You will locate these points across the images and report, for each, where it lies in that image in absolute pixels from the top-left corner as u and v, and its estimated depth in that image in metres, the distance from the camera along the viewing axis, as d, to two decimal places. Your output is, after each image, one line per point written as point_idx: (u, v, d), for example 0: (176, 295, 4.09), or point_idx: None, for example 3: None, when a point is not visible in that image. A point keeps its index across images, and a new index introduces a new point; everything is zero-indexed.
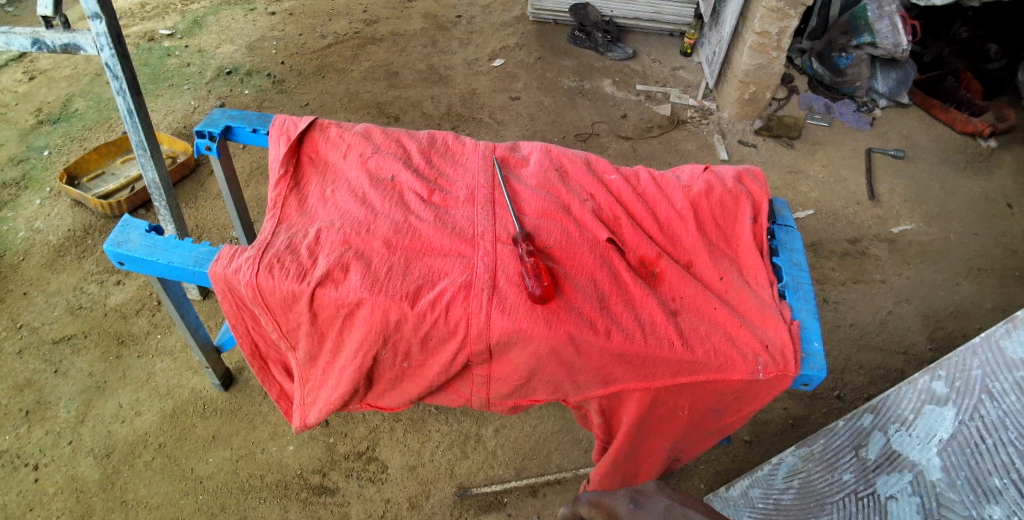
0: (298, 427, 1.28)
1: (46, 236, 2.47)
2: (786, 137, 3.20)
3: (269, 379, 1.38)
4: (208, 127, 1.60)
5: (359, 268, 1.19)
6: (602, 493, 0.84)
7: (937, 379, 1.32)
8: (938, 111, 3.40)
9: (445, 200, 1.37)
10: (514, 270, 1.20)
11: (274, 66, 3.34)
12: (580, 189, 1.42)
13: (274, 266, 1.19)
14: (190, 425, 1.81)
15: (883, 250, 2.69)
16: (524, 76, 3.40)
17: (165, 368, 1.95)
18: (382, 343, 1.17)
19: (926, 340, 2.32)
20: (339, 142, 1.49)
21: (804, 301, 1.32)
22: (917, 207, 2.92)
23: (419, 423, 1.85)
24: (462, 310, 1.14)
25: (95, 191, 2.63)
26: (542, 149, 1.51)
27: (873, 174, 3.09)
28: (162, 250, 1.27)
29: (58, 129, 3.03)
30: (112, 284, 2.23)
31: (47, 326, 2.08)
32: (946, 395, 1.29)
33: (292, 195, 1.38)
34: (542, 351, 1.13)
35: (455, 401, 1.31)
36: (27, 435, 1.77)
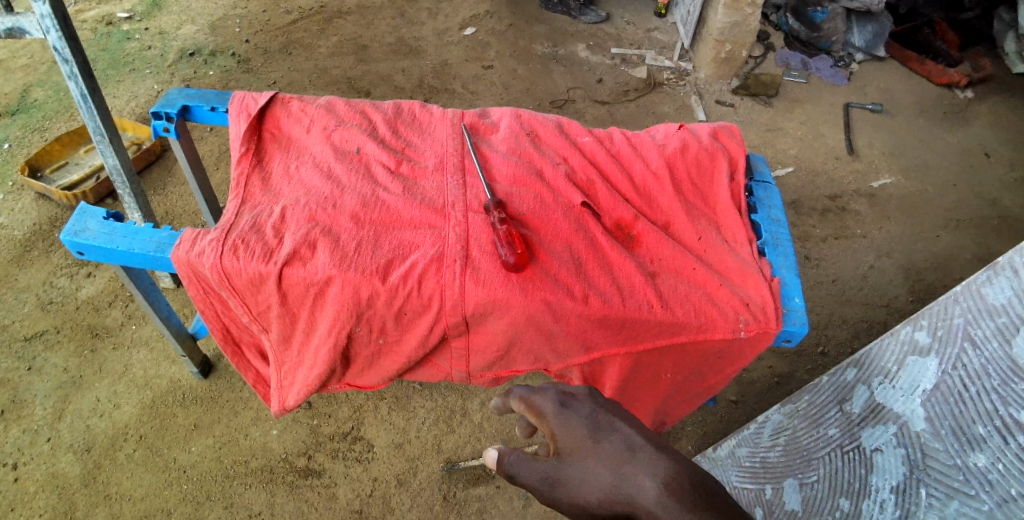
0: (276, 411, 1.25)
1: (11, 231, 2.39)
2: (764, 96, 3.17)
3: (244, 364, 1.35)
4: (164, 108, 1.52)
5: (326, 245, 1.15)
6: (534, 388, 0.72)
7: (919, 329, 1.31)
8: (915, 64, 3.40)
9: (414, 171, 1.32)
10: (488, 239, 1.16)
11: (238, 44, 3.22)
12: (553, 154, 1.38)
13: (238, 247, 1.15)
14: (171, 415, 1.77)
15: (863, 205, 2.69)
16: (497, 44, 3.32)
17: (142, 359, 1.90)
18: (356, 320, 1.14)
19: (906, 292, 2.34)
20: (302, 116, 1.43)
21: (783, 257, 1.31)
22: (895, 161, 2.92)
23: (404, 400, 1.83)
24: (435, 282, 1.12)
25: (58, 183, 2.54)
26: (512, 114, 1.47)
27: (851, 129, 3.07)
28: (122, 237, 1.22)
29: (16, 120, 2.91)
30: (82, 277, 2.17)
31: (16, 323, 2.02)
32: (929, 345, 1.28)
33: (255, 174, 1.33)
34: (520, 321, 1.11)
35: (435, 376, 1.29)
36: (3, 435, 1.73)
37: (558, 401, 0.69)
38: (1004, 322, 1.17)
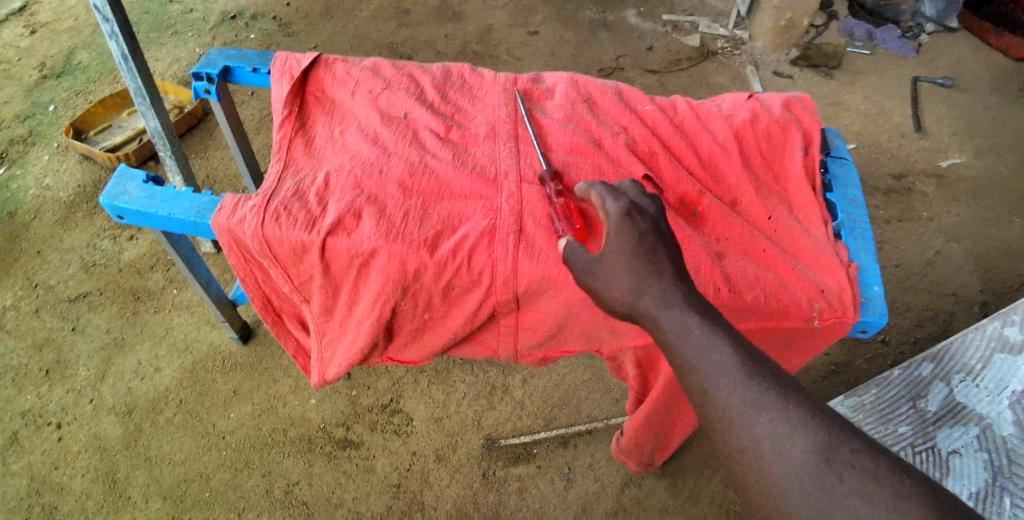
0: (318, 383, 1.22)
1: (57, 192, 2.41)
2: (825, 67, 2.97)
3: (285, 333, 1.31)
4: (204, 68, 1.48)
5: (372, 214, 1.09)
6: (609, 196, 0.93)
7: (1009, 326, 1.27)
8: (990, 35, 3.14)
9: (463, 138, 1.25)
10: (543, 212, 1.09)
11: (279, 7, 3.17)
12: (611, 123, 1.29)
13: (281, 214, 1.09)
14: (210, 380, 1.77)
15: (930, 186, 2.51)
16: (542, 9, 3.18)
17: (183, 323, 1.91)
18: (401, 294, 1.08)
19: (976, 281, 2.18)
20: (347, 78, 1.36)
21: (862, 241, 1.19)
22: (968, 139, 2.71)
23: (443, 374, 1.79)
24: (486, 257, 1.05)
25: (102, 145, 2.55)
26: (568, 79, 1.37)
27: (919, 104, 2.86)
28: (161, 201, 1.18)
29: (63, 82, 2.93)
30: (125, 239, 2.17)
31: (62, 284, 2.05)
32: (1019, 344, 1.25)
33: (299, 138, 1.28)
34: (574, 299, 1.06)
35: (481, 353, 1.23)
36: (49, 394, 1.76)
37: (622, 208, 0.90)
38: None
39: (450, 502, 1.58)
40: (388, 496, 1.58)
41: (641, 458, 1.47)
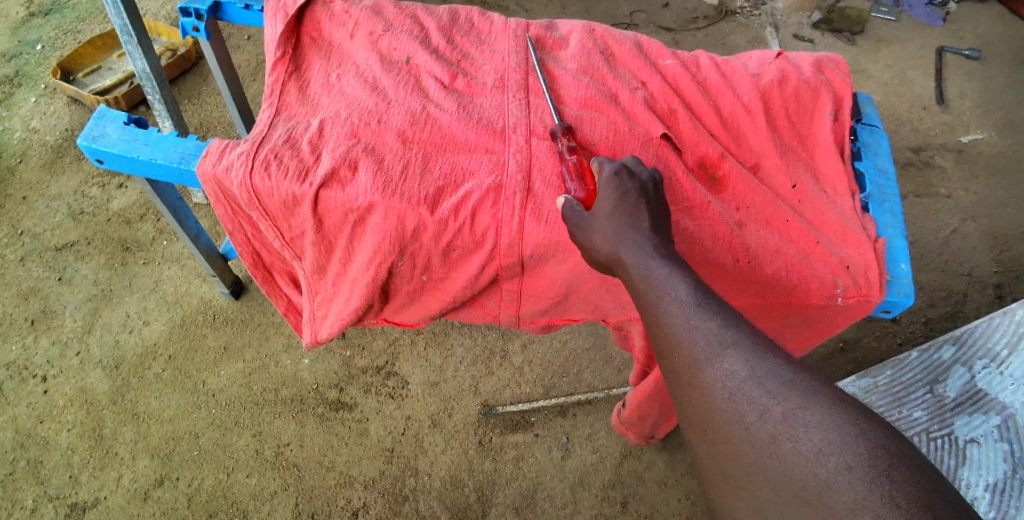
0: (309, 343, 1.16)
1: (43, 136, 2.31)
2: (848, 32, 2.84)
3: (275, 290, 1.25)
4: (193, 3, 1.38)
5: (369, 166, 1.01)
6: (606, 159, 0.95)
7: None
8: (1020, 6, 3.00)
9: (470, 88, 1.16)
10: (553, 171, 1.01)
11: None
12: (629, 77, 1.20)
13: (271, 163, 1.02)
14: (200, 336, 1.72)
15: (949, 161, 2.42)
16: None
17: (173, 276, 1.85)
18: (398, 253, 1.01)
19: (991, 262, 2.11)
20: (346, 19, 1.26)
21: (891, 216, 1.12)
22: (992, 113, 2.61)
23: (441, 337, 1.75)
24: (490, 217, 0.98)
25: (90, 88, 2.43)
26: (584, 28, 1.27)
27: (944, 74, 2.74)
28: (143, 145, 1.09)
29: (50, 20, 2.78)
30: (114, 188, 2.09)
31: (48, 232, 1.98)
32: None
33: (292, 82, 1.18)
34: (583, 265, 1.00)
35: (481, 318, 1.17)
36: (34, 345, 1.71)
37: (613, 169, 0.92)
38: None
39: (445, 468, 1.55)
40: (381, 461, 1.55)
41: (642, 431, 1.44)
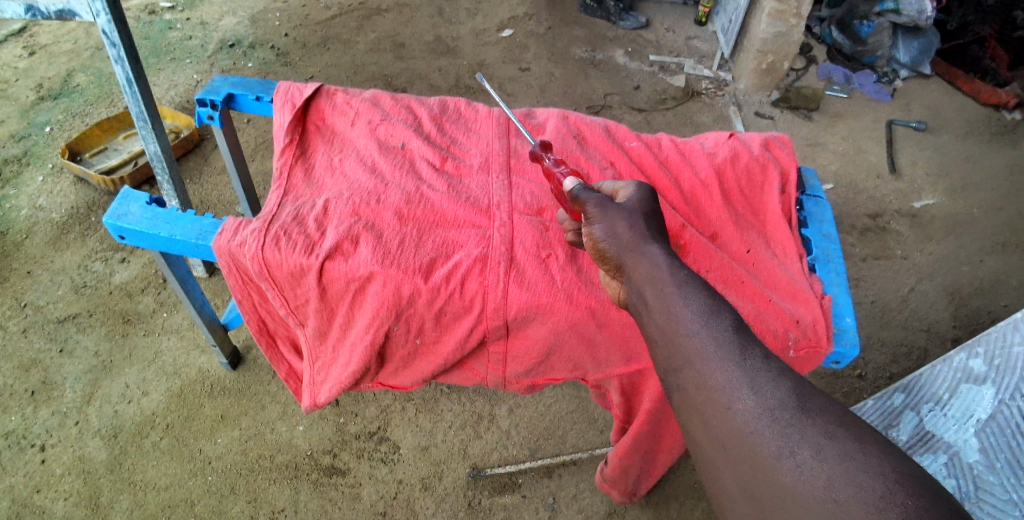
0: (307, 407, 1.24)
1: (50, 214, 2.42)
2: (805, 109, 3.10)
3: (277, 357, 1.33)
4: (209, 95, 1.52)
5: (369, 240, 1.13)
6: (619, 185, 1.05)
7: (974, 356, 1.28)
8: (961, 82, 3.33)
9: (458, 169, 1.31)
10: (533, 242, 1.14)
11: (278, 38, 3.28)
12: (600, 157, 1.36)
13: (281, 238, 1.13)
14: (197, 405, 1.77)
15: (904, 226, 2.60)
16: (534, 47, 3.31)
17: (171, 347, 1.91)
18: (394, 319, 1.11)
19: (949, 318, 2.25)
20: (346, 109, 1.42)
21: (835, 275, 1.25)
22: (940, 180, 2.83)
23: (431, 403, 1.81)
24: (477, 284, 1.09)
25: (97, 167, 2.57)
26: (559, 115, 1.44)
27: (894, 145, 2.99)
28: (163, 223, 1.21)
29: (60, 104, 2.97)
30: (117, 262, 2.19)
31: (51, 305, 2.05)
32: (985, 373, 1.25)
33: (299, 165, 1.32)
34: (562, 327, 1.09)
35: (470, 380, 1.26)
36: (34, 416, 1.75)
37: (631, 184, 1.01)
38: None
39: None
40: None
41: (625, 487, 1.49)
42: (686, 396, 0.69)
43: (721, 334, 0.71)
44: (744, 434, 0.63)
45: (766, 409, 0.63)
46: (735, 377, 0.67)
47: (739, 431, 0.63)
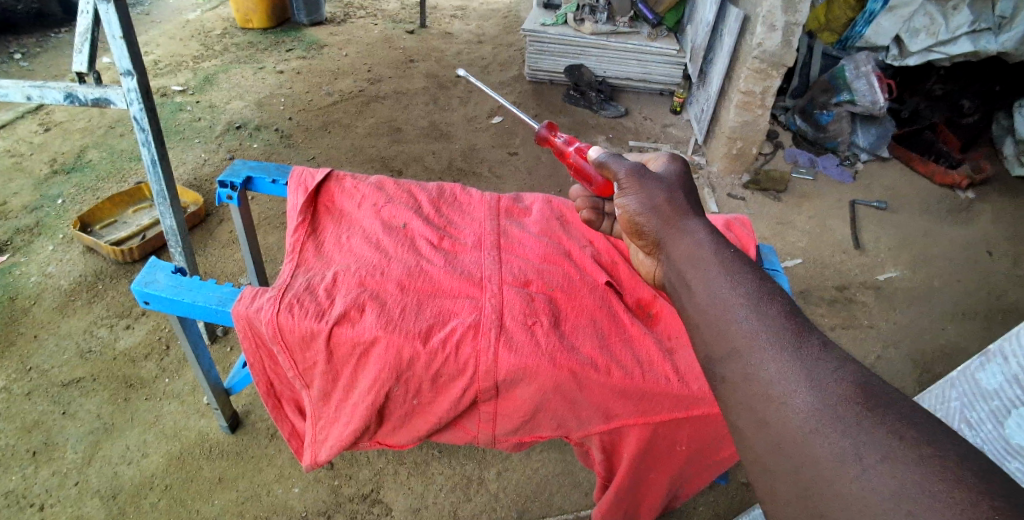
0: (308, 464, 1.32)
1: (58, 280, 2.51)
2: (773, 191, 3.35)
3: (282, 417, 1.43)
4: (230, 177, 1.69)
5: (374, 308, 1.27)
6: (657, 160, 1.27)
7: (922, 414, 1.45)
8: (918, 164, 3.62)
9: (454, 246, 1.47)
10: (520, 311, 1.28)
11: (282, 121, 3.56)
12: (580, 236, 1.54)
13: (294, 306, 1.26)
14: (196, 467, 1.83)
15: (870, 297, 2.78)
16: (521, 132, 3.62)
17: (173, 410, 1.99)
18: (395, 380, 1.23)
19: (915, 383, 2.38)
20: (354, 192, 1.59)
21: None
22: (902, 254, 3.04)
23: (422, 466, 1.88)
24: (471, 348, 1.22)
25: (106, 239, 2.69)
26: (543, 200, 1.63)
27: (857, 223, 3.22)
28: (187, 290, 1.34)
29: (72, 178, 3.12)
30: (122, 328, 2.29)
31: (56, 368, 2.12)
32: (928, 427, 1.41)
33: (310, 241, 1.47)
34: (547, 387, 1.21)
35: (462, 439, 1.36)
36: (33, 475, 1.80)
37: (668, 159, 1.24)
38: (996, 405, 1.31)
39: None
40: None
41: None
42: (736, 390, 0.78)
43: (781, 337, 0.77)
44: (791, 437, 0.71)
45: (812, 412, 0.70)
46: (796, 383, 0.73)
47: (796, 427, 0.71)
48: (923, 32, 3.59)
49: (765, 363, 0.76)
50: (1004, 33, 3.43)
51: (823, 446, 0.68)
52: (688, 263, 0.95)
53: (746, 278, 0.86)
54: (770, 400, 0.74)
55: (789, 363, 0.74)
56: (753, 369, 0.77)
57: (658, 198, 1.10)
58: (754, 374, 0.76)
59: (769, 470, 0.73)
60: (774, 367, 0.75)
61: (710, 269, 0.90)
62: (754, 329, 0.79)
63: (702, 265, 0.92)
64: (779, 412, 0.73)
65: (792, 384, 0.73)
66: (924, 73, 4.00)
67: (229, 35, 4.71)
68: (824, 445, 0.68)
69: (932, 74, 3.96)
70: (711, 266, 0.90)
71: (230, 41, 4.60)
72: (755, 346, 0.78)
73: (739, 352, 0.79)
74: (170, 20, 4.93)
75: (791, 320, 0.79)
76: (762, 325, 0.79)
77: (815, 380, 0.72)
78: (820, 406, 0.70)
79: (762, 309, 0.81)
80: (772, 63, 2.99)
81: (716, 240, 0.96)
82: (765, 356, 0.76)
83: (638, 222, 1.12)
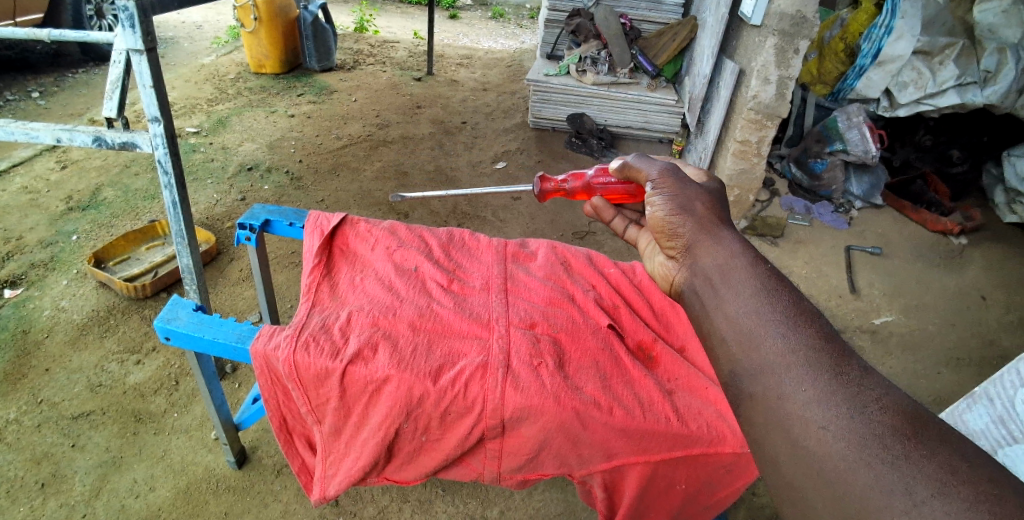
0: (316, 499, 1.35)
1: (71, 314, 2.54)
2: (770, 236, 3.44)
3: (292, 452, 1.47)
4: (249, 220, 1.78)
5: (386, 348, 1.32)
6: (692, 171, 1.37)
7: None
8: (910, 212, 3.73)
9: (463, 289, 1.54)
10: (526, 352, 1.34)
11: (292, 163, 3.69)
12: (583, 281, 1.62)
13: (310, 344, 1.32)
14: (203, 502, 1.86)
15: (866, 341, 2.83)
16: (524, 178, 3.74)
17: (181, 445, 2.03)
18: (405, 417, 1.27)
19: None
20: (368, 236, 1.67)
21: None
22: (898, 300, 3.10)
23: (426, 504, 1.90)
24: (479, 388, 1.28)
25: (119, 275, 2.74)
26: (548, 245, 1.72)
27: (853, 269, 3.29)
28: (207, 327, 1.41)
29: (87, 215, 3.19)
30: (132, 363, 2.34)
31: (66, 401, 2.16)
32: None
33: (325, 281, 1.54)
34: (551, 425, 1.26)
35: (467, 476, 1.40)
36: (42, 507, 1.82)
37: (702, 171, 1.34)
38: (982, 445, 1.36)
39: None
40: None
41: None
42: (775, 416, 0.86)
43: (821, 364, 0.85)
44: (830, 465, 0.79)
45: (851, 442, 0.78)
46: (839, 410, 0.80)
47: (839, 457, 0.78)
48: (912, 85, 3.72)
49: (804, 384, 0.84)
50: (989, 87, 3.61)
51: (864, 472, 0.76)
52: (718, 274, 1.03)
53: (784, 298, 0.94)
54: (808, 423, 0.82)
55: (829, 386, 0.82)
56: (791, 393, 0.85)
57: (696, 203, 1.16)
58: (792, 398, 0.84)
59: (806, 491, 0.81)
60: (815, 388, 0.83)
61: (747, 281, 0.98)
62: (791, 348, 0.87)
63: (739, 275, 1.00)
64: (817, 435, 0.81)
65: (834, 409, 0.81)
66: (913, 125, 4.17)
67: (242, 80, 4.90)
68: (867, 471, 0.75)
69: (921, 125, 4.13)
70: (751, 284, 0.98)
71: (243, 85, 4.79)
72: (795, 365, 0.86)
73: (779, 386, 0.86)
74: (186, 64, 5.13)
75: (828, 343, 0.87)
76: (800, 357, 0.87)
77: (857, 408, 0.80)
78: (864, 431, 0.78)
79: (799, 330, 0.89)
80: (767, 114, 3.13)
81: (753, 257, 1.03)
82: (803, 375, 0.85)
83: (670, 223, 1.16)
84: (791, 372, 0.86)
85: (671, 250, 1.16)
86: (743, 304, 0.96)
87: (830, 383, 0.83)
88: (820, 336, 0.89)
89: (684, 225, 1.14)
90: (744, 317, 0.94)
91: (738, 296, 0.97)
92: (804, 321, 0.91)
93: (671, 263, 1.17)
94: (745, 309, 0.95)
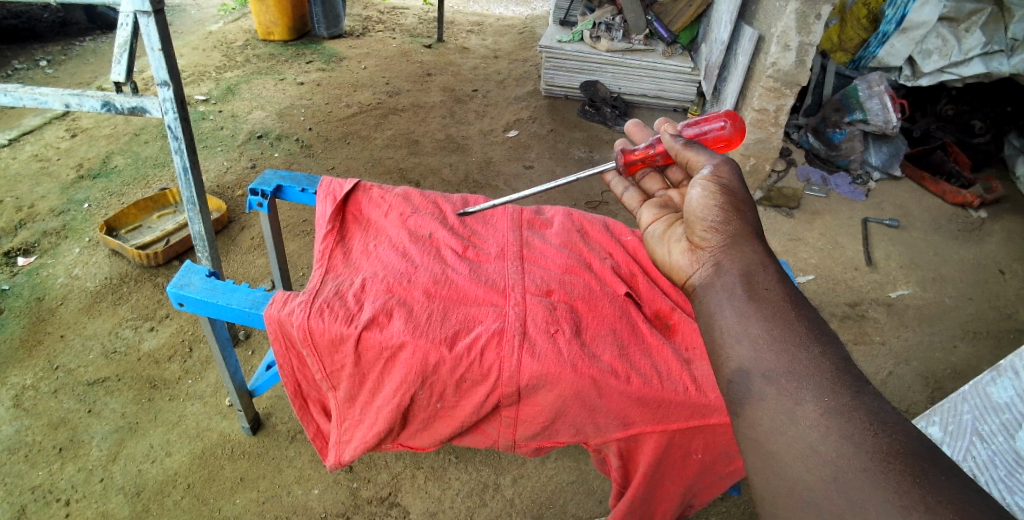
0: (332, 464, 1.36)
1: (84, 283, 2.55)
2: (786, 207, 3.38)
3: (308, 418, 1.48)
4: (261, 186, 1.75)
5: (401, 314, 1.31)
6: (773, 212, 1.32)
7: (931, 424, 1.47)
8: (929, 183, 3.64)
9: (478, 256, 1.52)
10: (543, 320, 1.32)
11: (302, 131, 3.65)
12: (600, 248, 1.60)
13: (324, 310, 1.30)
14: (219, 466, 1.89)
15: (882, 313, 2.79)
16: (536, 146, 3.68)
17: (195, 411, 2.05)
18: (421, 384, 1.27)
19: (926, 400, 2.39)
20: (381, 202, 1.64)
21: None
22: (915, 273, 3.05)
23: (439, 471, 1.92)
24: (495, 355, 1.26)
25: (131, 243, 2.73)
26: (564, 213, 1.69)
27: (869, 241, 3.23)
28: (221, 293, 1.40)
29: (98, 184, 3.18)
30: (146, 330, 2.35)
31: (81, 367, 2.18)
32: (940, 439, 1.43)
33: (338, 248, 1.51)
34: (567, 394, 1.25)
35: (481, 442, 1.41)
36: (60, 471, 1.86)
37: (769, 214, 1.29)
38: (1007, 418, 1.35)
39: None
40: None
41: None
42: (791, 424, 0.89)
43: (842, 384, 0.90)
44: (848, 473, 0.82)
45: (868, 455, 0.82)
46: (859, 425, 0.85)
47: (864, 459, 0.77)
48: (936, 53, 3.63)
49: (822, 396, 0.89)
50: (1016, 56, 3.49)
51: (878, 482, 0.79)
52: (741, 281, 1.08)
53: (803, 324, 0.99)
54: (829, 432, 0.86)
55: (846, 402, 0.87)
56: (810, 400, 0.89)
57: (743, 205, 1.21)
58: (809, 406, 0.89)
59: (815, 496, 0.84)
60: (837, 401, 0.88)
61: (772, 290, 1.05)
62: (814, 365, 0.92)
63: (764, 284, 1.07)
64: (837, 444, 0.84)
65: (855, 423, 0.85)
66: (936, 95, 4.10)
67: (250, 47, 4.82)
68: (886, 482, 0.79)
69: (944, 95, 4.06)
70: (767, 300, 1.05)
71: (252, 52, 4.72)
72: (815, 375, 0.91)
73: (802, 396, 0.90)
74: (193, 31, 5.05)
75: (845, 370, 0.92)
76: (823, 372, 0.91)
77: (882, 423, 0.85)
78: (885, 448, 0.82)
79: (819, 346, 0.95)
80: (786, 82, 3.03)
81: (775, 280, 1.08)
82: (822, 386, 0.90)
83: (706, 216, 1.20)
84: (811, 382, 0.91)
85: (699, 251, 1.21)
86: (764, 311, 1.02)
87: (852, 397, 0.88)
88: (842, 357, 0.94)
89: (722, 232, 1.18)
90: (764, 322, 1.00)
91: (762, 304, 1.03)
92: (824, 338, 0.97)
93: (694, 257, 1.22)
94: (769, 320, 1.00)
